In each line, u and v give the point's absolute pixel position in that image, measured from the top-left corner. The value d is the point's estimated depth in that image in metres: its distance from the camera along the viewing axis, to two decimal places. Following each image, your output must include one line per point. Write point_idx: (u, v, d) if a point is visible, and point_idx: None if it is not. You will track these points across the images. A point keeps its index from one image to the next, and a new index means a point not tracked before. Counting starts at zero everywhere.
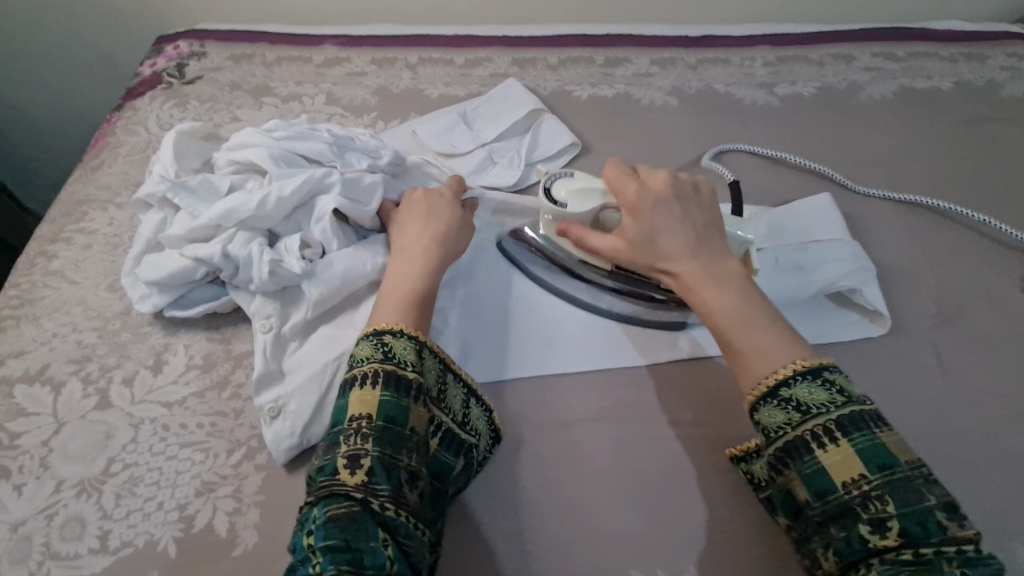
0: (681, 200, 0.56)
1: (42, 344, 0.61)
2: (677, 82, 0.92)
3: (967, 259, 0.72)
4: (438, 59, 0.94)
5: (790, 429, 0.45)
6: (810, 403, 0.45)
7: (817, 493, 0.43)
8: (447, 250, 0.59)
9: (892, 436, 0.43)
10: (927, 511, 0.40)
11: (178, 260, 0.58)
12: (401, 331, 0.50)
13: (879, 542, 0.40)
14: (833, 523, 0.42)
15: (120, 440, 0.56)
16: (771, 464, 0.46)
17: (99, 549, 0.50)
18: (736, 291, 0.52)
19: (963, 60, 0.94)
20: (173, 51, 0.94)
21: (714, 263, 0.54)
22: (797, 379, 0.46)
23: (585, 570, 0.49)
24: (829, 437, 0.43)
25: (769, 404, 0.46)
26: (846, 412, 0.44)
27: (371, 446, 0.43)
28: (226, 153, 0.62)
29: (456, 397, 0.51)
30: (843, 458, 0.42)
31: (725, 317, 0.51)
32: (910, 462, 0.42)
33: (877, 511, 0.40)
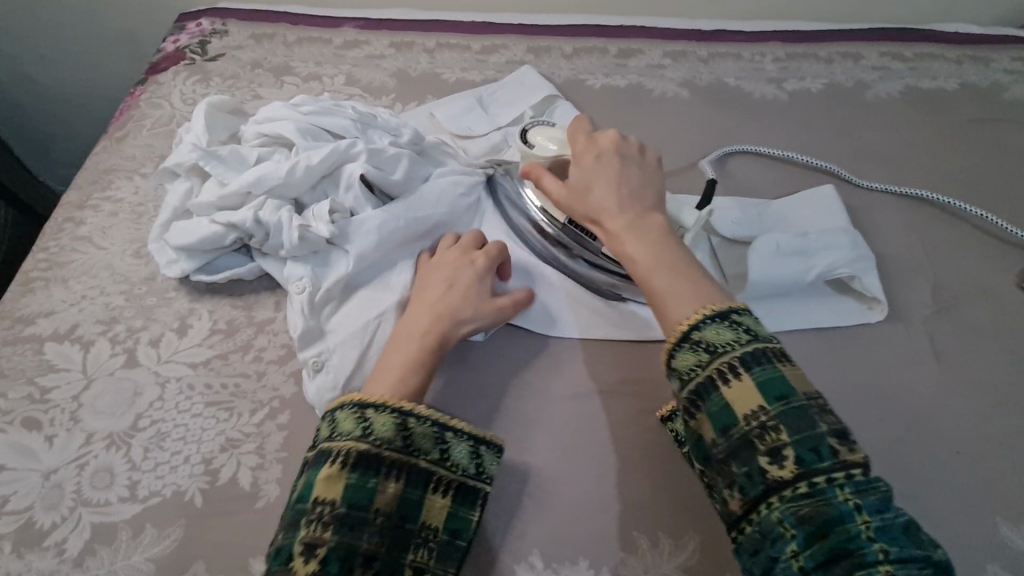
0: (619, 159, 0.58)
1: (71, 305, 0.64)
2: (689, 75, 0.94)
3: (964, 254, 0.75)
4: (455, 45, 0.96)
5: (700, 370, 0.44)
6: (717, 343, 0.44)
7: (720, 429, 0.42)
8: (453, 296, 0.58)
9: (793, 370, 0.43)
10: (820, 436, 0.40)
11: (209, 226, 0.61)
12: (383, 404, 0.48)
13: (777, 474, 0.39)
14: (735, 457, 0.41)
15: (147, 397, 0.58)
16: (682, 408, 0.45)
17: (129, 498, 0.52)
18: (658, 238, 0.52)
19: (967, 63, 0.96)
20: (195, 28, 0.96)
21: (644, 214, 0.54)
22: (706, 321, 0.45)
23: (591, 531, 0.52)
24: (732, 371, 0.43)
25: (683, 347, 0.45)
26: (749, 349, 0.43)
27: (330, 535, 0.43)
28: (254, 126, 0.66)
29: (462, 451, 0.49)
30: (745, 392, 0.42)
31: (644, 262, 0.50)
32: (807, 394, 0.42)
33: (773, 441, 0.40)
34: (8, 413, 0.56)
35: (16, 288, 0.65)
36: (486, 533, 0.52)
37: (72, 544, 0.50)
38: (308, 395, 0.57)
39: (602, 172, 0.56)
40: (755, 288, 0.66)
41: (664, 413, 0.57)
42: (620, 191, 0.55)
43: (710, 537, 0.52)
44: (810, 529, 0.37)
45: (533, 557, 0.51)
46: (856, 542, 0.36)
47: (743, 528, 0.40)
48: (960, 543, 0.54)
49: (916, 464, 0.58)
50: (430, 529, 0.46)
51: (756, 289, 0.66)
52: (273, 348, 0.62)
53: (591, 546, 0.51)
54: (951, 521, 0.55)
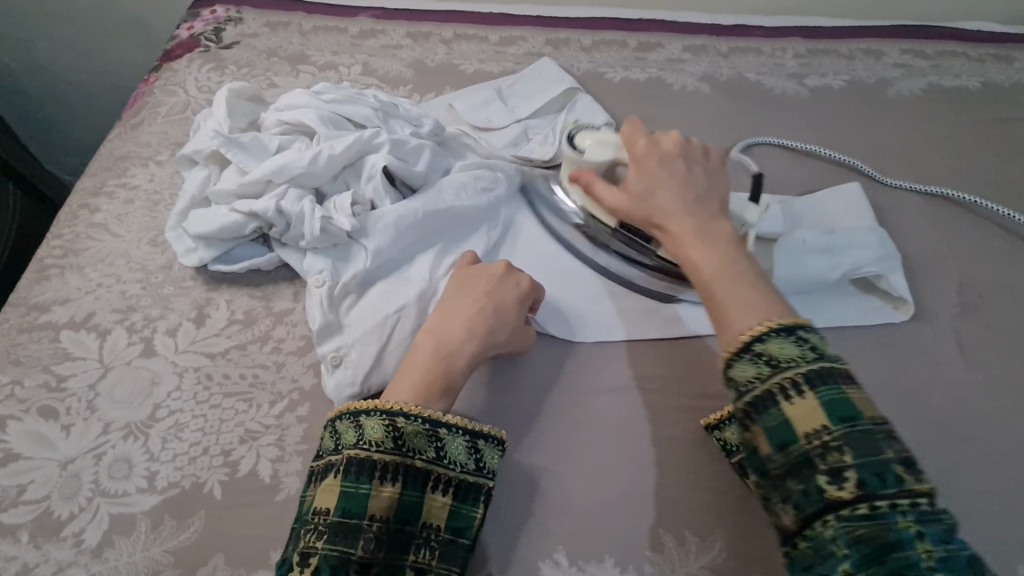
0: (683, 164, 0.57)
1: (87, 293, 0.63)
2: (709, 69, 0.93)
3: (990, 254, 0.74)
4: (472, 36, 0.94)
5: (759, 383, 0.43)
6: (780, 358, 0.43)
7: (778, 445, 0.41)
8: (491, 314, 0.55)
9: (859, 393, 0.42)
10: (886, 462, 0.38)
11: (228, 214, 0.60)
12: (375, 408, 0.47)
13: (835, 494, 0.38)
14: (792, 473, 0.40)
15: (165, 387, 0.57)
16: (738, 419, 0.44)
17: (147, 489, 0.51)
18: (723, 246, 0.51)
19: (990, 61, 0.95)
20: (209, 16, 0.95)
21: (707, 222, 0.53)
22: (770, 334, 0.44)
23: (617, 529, 0.51)
24: (795, 388, 0.42)
25: (742, 358, 0.44)
26: (814, 367, 0.42)
27: (322, 545, 0.43)
28: (274, 113, 0.65)
29: (459, 447, 0.48)
30: (807, 411, 0.41)
31: (710, 269, 0.50)
32: (873, 418, 0.41)
33: (835, 462, 0.39)
34: (24, 402, 0.56)
35: (31, 275, 0.64)
36: (511, 531, 0.51)
37: (90, 536, 0.49)
38: (327, 389, 0.56)
39: (665, 181, 0.56)
40: (779, 287, 0.65)
41: (708, 420, 0.55)
42: (683, 199, 0.55)
43: (739, 537, 0.51)
44: (868, 551, 0.36)
45: (558, 554, 0.50)
46: (916, 569, 0.35)
47: (795, 544, 0.40)
48: (989, 545, 0.53)
49: (943, 465, 0.57)
50: (431, 528, 0.46)
51: (780, 288, 0.65)
52: (292, 339, 0.61)
53: (617, 544, 0.50)
54: (980, 523, 0.55)
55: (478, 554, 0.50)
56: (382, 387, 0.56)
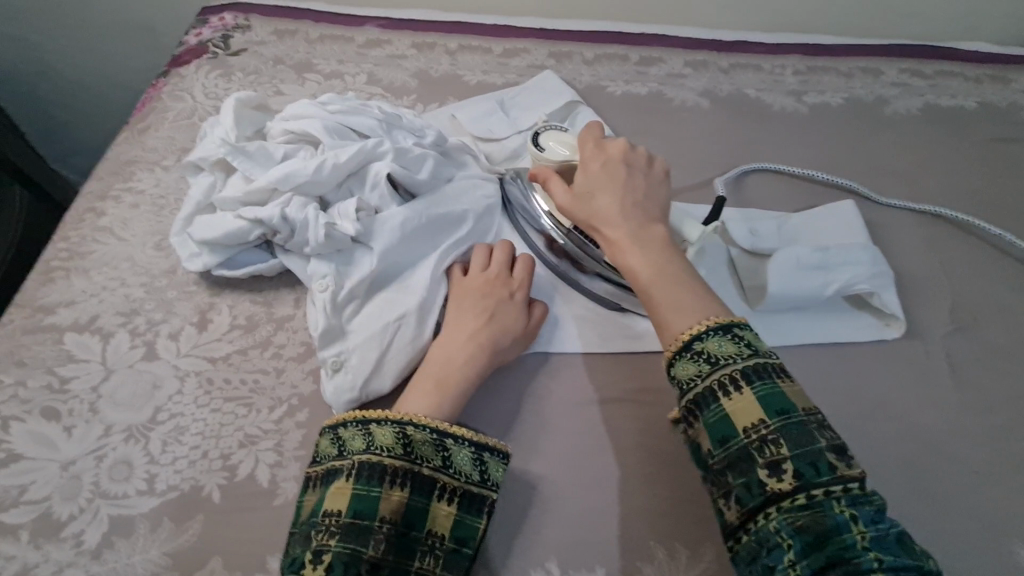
0: (628, 166, 0.59)
1: (91, 296, 0.64)
2: (709, 85, 0.94)
3: (983, 273, 0.75)
4: (476, 47, 0.96)
5: (700, 380, 0.45)
6: (718, 355, 0.46)
7: (719, 440, 0.43)
8: (492, 337, 0.58)
9: (791, 385, 0.45)
10: (819, 452, 0.41)
11: (233, 221, 0.61)
12: (385, 417, 0.49)
13: (775, 485, 0.41)
14: (733, 468, 0.42)
15: (166, 390, 0.58)
16: (684, 416, 0.46)
17: (147, 491, 0.52)
18: (659, 253, 0.53)
19: (987, 82, 0.96)
20: (218, 23, 0.96)
21: (642, 225, 0.55)
22: (708, 332, 0.47)
23: (609, 540, 0.52)
24: (734, 386, 0.44)
25: (684, 357, 0.47)
26: (749, 362, 0.45)
27: (334, 543, 0.44)
28: (280, 122, 0.66)
29: (465, 457, 0.49)
30: (747, 406, 0.43)
31: (648, 274, 0.52)
32: (806, 409, 0.43)
33: (773, 455, 0.41)
34: (27, 402, 0.56)
35: (36, 277, 0.65)
36: (504, 540, 0.51)
37: (90, 537, 0.50)
38: (327, 395, 0.57)
39: (603, 188, 0.57)
40: (768, 303, 0.66)
41: (673, 415, 0.57)
42: (621, 206, 0.56)
43: (727, 549, 0.52)
44: (809, 539, 0.38)
45: (551, 563, 0.51)
46: (853, 551, 0.37)
47: (740, 537, 0.41)
48: (976, 562, 0.54)
49: (933, 482, 0.58)
50: (436, 536, 0.46)
51: (770, 304, 0.66)
52: (292, 345, 0.62)
53: (609, 555, 0.51)
54: (966, 540, 0.55)
55: None
56: (380, 395, 0.57)
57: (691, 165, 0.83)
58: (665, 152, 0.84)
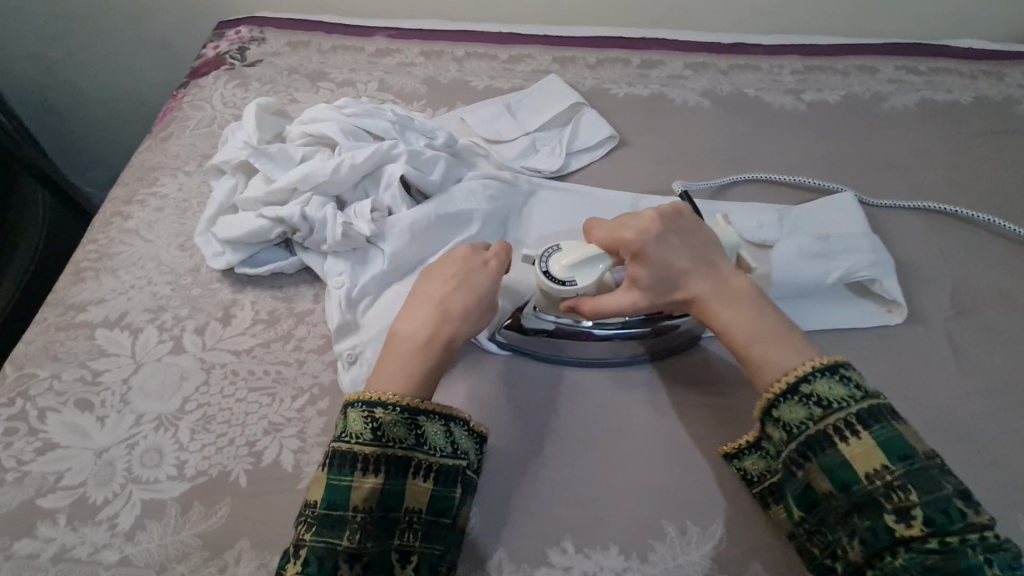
0: (677, 229, 0.58)
1: (120, 294, 0.67)
2: (709, 86, 0.97)
3: (983, 261, 0.76)
4: (482, 54, 0.99)
5: (812, 424, 0.48)
6: (831, 398, 0.48)
7: (840, 484, 0.47)
8: (451, 301, 0.57)
9: (906, 429, 0.48)
10: (946, 497, 0.44)
11: (255, 220, 0.64)
12: (356, 400, 0.50)
13: (904, 530, 0.44)
14: (856, 511, 0.46)
15: (193, 382, 0.60)
16: (793, 459, 0.49)
17: (177, 476, 0.54)
18: (748, 306, 0.55)
19: (981, 77, 0.98)
20: (235, 36, 1.00)
21: (724, 280, 0.57)
22: (816, 375, 0.49)
23: (618, 520, 0.53)
24: (851, 430, 0.47)
25: (792, 401, 0.49)
26: (865, 407, 0.48)
27: (311, 536, 0.46)
28: (298, 126, 0.69)
29: (437, 433, 0.50)
30: (865, 450, 0.46)
31: (745, 335, 0.54)
32: (926, 453, 0.46)
33: (900, 500, 0.45)
34: (62, 394, 0.59)
35: (68, 278, 0.68)
36: (520, 519, 0.53)
37: (124, 519, 0.52)
38: (344, 384, 0.59)
39: (675, 255, 0.57)
40: (772, 292, 0.68)
41: (725, 449, 0.56)
42: (694, 265, 0.57)
43: (738, 528, 0.53)
44: None
45: (565, 541, 0.52)
46: None
47: (861, 573, 0.45)
48: None
49: None
50: (414, 511, 0.49)
51: (774, 293, 0.68)
52: (312, 338, 0.64)
53: (621, 532, 0.53)
54: None
55: (491, 539, 0.52)
56: None
57: (693, 163, 0.85)
58: (667, 151, 0.87)
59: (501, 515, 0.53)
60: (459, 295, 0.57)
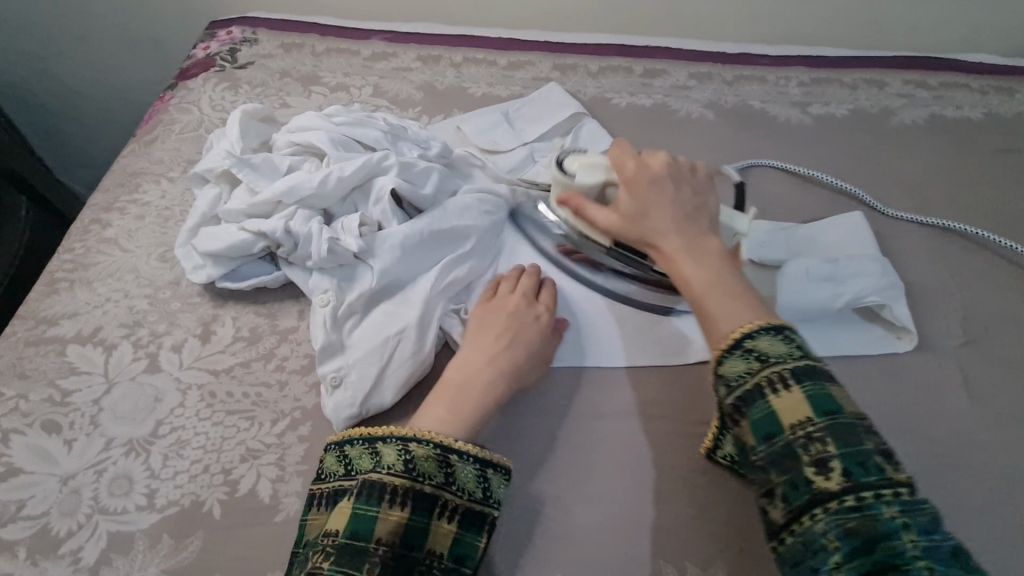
0: (676, 179, 0.57)
1: (95, 307, 0.63)
2: (713, 97, 0.94)
3: (994, 286, 0.74)
4: (481, 60, 0.96)
5: (749, 377, 0.44)
6: (770, 354, 0.44)
7: (763, 437, 0.42)
8: (517, 360, 0.57)
9: (839, 390, 0.43)
10: (867, 453, 0.40)
11: (237, 234, 0.61)
12: (390, 435, 0.48)
13: (823, 485, 0.39)
14: (776, 465, 0.41)
15: (168, 404, 0.57)
16: (727, 413, 0.45)
17: (146, 507, 0.51)
18: (714, 264, 0.51)
19: (992, 93, 0.96)
20: (225, 36, 0.97)
21: (698, 236, 0.53)
22: (760, 332, 0.45)
23: (615, 561, 0.50)
24: (782, 382, 0.43)
25: (733, 354, 0.45)
26: (800, 364, 0.43)
27: (329, 565, 0.43)
28: (285, 134, 0.66)
29: (469, 474, 0.48)
30: (793, 403, 0.42)
31: (701, 286, 0.50)
32: (855, 413, 0.42)
33: (818, 452, 0.40)
34: (28, 415, 0.56)
35: (41, 289, 0.65)
36: (509, 557, 0.50)
37: (88, 553, 0.49)
38: (326, 409, 0.56)
39: (661, 200, 0.55)
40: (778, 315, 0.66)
41: (706, 446, 0.54)
42: (677, 214, 0.54)
43: (740, 570, 0.50)
44: (857, 543, 0.37)
45: None
46: (903, 557, 0.36)
47: (784, 538, 0.40)
48: None
49: (950, 499, 0.57)
50: (435, 555, 0.45)
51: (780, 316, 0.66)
52: (296, 358, 0.61)
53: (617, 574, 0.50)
54: (985, 560, 0.54)
55: None
56: (382, 410, 0.56)
57: None
58: None
59: (490, 553, 0.50)
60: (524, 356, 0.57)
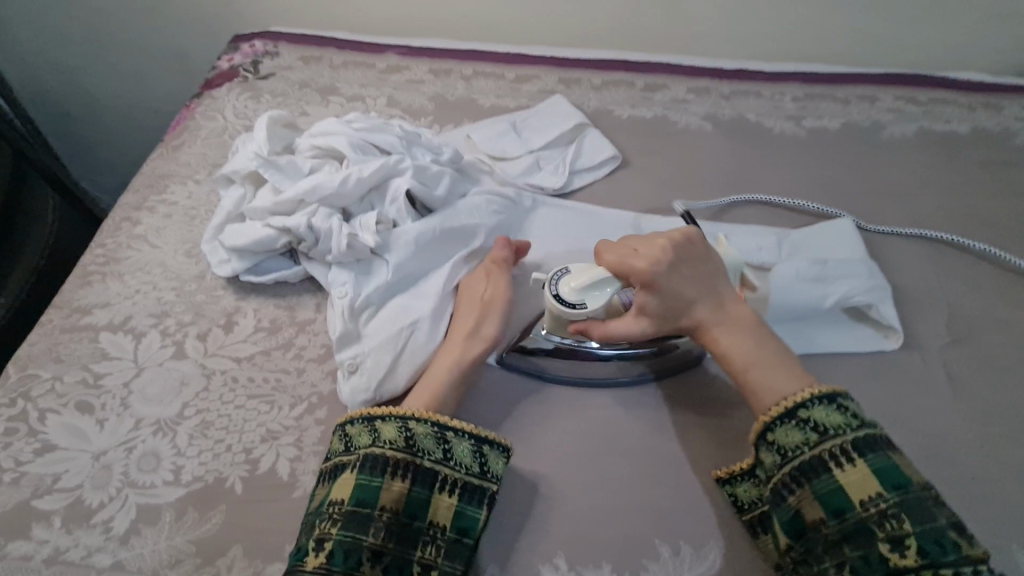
0: (684, 258, 0.59)
1: (125, 298, 0.67)
2: (711, 110, 0.98)
3: (979, 289, 0.77)
4: (490, 73, 1.01)
5: (807, 449, 0.51)
6: (827, 425, 0.51)
7: (834, 510, 0.48)
8: (467, 334, 0.60)
9: (903, 461, 0.50)
10: (941, 528, 0.46)
11: (262, 230, 0.66)
12: (390, 414, 0.52)
13: (898, 560, 0.45)
14: (849, 540, 0.47)
15: (193, 388, 0.61)
16: (787, 485, 0.51)
17: (173, 482, 0.55)
18: (752, 335, 0.57)
19: (979, 109, 1.00)
20: (249, 49, 1.03)
21: (729, 307, 0.59)
22: (814, 402, 0.52)
23: (612, 538, 0.53)
24: (846, 457, 0.49)
25: (789, 425, 0.52)
26: (860, 436, 0.50)
27: (336, 531, 0.47)
28: (308, 139, 0.71)
29: (466, 451, 0.52)
30: (860, 477, 0.48)
31: (744, 360, 0.56)
32: (921, 485, 0.48)
33: (894, 529, 0.46)
34: (63, 396, 0.60)
35: (75, 281, 0.69)
36: (513, 534, 0.53)
37: (118, 523, 0.52)
38: (342, 394, 0.59)
39: (683, 285, 0.58)
40: (771, 312, 0.69)
41: (719, 474, 0.56)
42: (701, 294, 0.58)
43: (732, 550, 0.53)
44: None
45: (559, 558, 0.52)
46: None
47: None
48: None
49: (934, 488, 0.60)
50: (437, 526, 0.49)
51: (772, 314, 0.69)
52: (313, 347, 0.65)
53: (615, 551, 0.52)
54: None
55: (484, 554, 0.52)
56: (394, 395, 0.60)
57: (694, 185, 0.87)
58: (669, 172, 0.88)
59: (496, 530, 0.53)
60: (476, 330, 0.60)
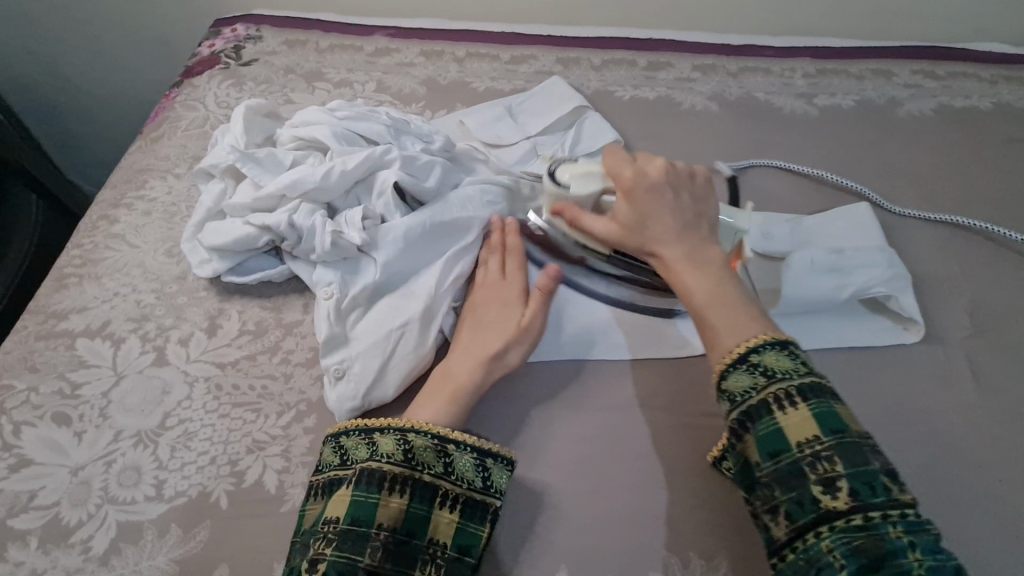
0: (673, 187, 0.57)
1: (103, 302, 0.64)
2: (718, 88, 0.93)
3: (1003, 277, 0.73)
4: (485, 55, 0.96)
5: (754, 393, 0.45)
6: (776, 369, 0.45)
7: (768, 453, 0.43)
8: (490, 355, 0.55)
9: (845, 408, 0.44)
10: (874, 473, 0.41)
11: (242, 228, 0.62)
12: (388, 425, 0.49)
13: (829, 504, 0.40)
14: (780, 483, 0.42)
15: (176, 396, 0.58)
16: (733, 429, 0.46)
17: (155, 497, 0.52)
18: (715, 274, 0.52)
19: (1002, 82, 0.95)
20: (230, 34, 0.98)
21: (697, 248, 0.54)
22: (767, 347, 0.46)
23: (617, 549, 0.50)
24: (789, 400, 0.44)
25: (738, 368, 0.46)
26: (806, 380, 0.45)
27: (330, 552, 0.44)
28: (290, 129, 0.67)
29: (467, 464, 0.49)
30: (800, 421, 0.43)
31: (702, 296, 0.51)
32: (859, 432, 0.43)
33: (826, 472, 0.41)
34: (39, 408, 0.57)
35: (50, 284, 0.66)
36: (513, 547, 0.51)
37: (97, 543, 0.50)
38: (330, 401, 0.56)
39: (658, 205, 0.55)
40: (783, 307, 0.65)
41: (713, 454, 0.54)
42: (675, 225, 0.55)
43: (743, 561, 0.50)
44: (865, 561, 0.38)
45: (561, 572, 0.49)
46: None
47: (785, 555, 0.41)
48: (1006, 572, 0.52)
49: (958, 490, 0.56)
50: (438, 545, 0.46)
51: (784, 308, 0.65)
52: (300, 351, 0.61)
53: (620, 564, 0.50)
54: (995, 551, 0.53)
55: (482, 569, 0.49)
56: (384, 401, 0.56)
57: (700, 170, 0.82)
58: (673, 157, 0.83)
59: (495, 543, 0.51)
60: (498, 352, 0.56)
